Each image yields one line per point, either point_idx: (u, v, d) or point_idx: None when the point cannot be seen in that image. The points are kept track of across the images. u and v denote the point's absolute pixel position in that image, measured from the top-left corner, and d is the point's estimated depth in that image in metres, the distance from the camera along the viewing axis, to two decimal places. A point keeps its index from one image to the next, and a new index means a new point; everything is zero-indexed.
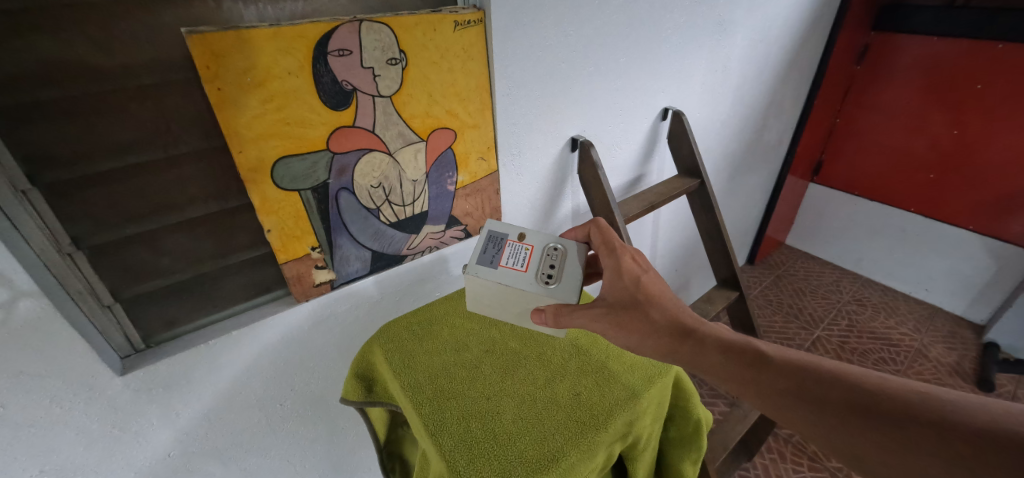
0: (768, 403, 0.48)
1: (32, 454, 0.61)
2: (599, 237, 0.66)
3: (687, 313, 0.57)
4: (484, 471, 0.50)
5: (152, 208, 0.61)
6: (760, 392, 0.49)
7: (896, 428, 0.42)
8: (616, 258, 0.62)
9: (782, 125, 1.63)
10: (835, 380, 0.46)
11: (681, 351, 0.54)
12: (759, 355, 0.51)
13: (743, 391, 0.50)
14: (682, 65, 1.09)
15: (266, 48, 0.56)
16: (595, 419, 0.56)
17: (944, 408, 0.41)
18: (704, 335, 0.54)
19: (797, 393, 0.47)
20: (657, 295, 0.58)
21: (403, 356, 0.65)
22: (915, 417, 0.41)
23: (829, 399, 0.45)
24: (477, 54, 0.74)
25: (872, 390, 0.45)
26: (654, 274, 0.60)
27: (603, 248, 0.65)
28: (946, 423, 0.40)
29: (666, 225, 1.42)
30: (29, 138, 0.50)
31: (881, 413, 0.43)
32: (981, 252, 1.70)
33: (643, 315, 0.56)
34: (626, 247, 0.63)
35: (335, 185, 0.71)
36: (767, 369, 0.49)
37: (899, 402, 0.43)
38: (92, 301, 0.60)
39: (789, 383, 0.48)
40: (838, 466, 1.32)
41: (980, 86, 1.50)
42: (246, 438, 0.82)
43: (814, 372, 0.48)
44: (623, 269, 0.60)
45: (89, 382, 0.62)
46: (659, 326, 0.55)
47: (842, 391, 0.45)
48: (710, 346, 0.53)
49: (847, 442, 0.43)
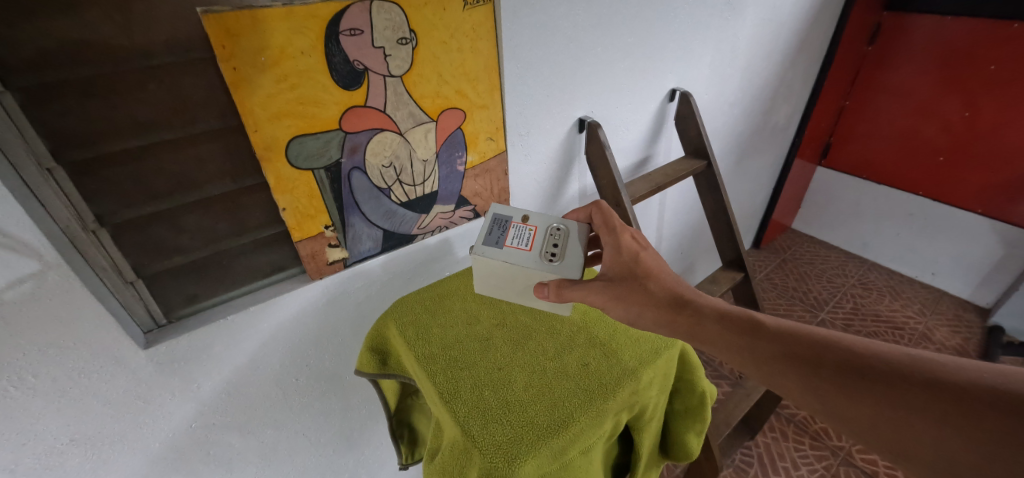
0: (763, 368, 0.50)
1: (62, 424, 0.64)
2: (599, 217, 0.68)
3: (684, 287, 0.59)
4: (496, 434, 0.52)
5: (172, 186, 0.62)
6: (755, 359, 0.51)
7: (884, 388, 0.43)
8: (616, 237, 0.64)
9: (791, 106, 1.61)
10: (826, 346, 0.49)
11: (679, 322, 0.56)
12: (753, 324, 0.53)
13: (738, 360, 0.53)
14: (690, 44, 1.09)
15: (280, 27, 0.57)
16: (603, 387, 0.58)
17: (930, 369, 0.43)
18: (701, 305, 0.56)
19: (791, 358, 0.49)
20: (654, 270, 0.60)
21: (415, 328, 0.68)
22: (903, 377, 0.43)
23: (819, 362, 0.48)
24: (486, 34, 0.75)
25: (861, 353, 0.47)
26: (652, 252, 0.63)
27: (603, 228, 0.66)
28: (932, 380, 0.42)
29: (672, 207, 1.42)
30: (52, 117, 0.52)
31: (870, 374, 0.45)
32: (990, 236, 1.69)
33: (643, 288, 0.58)
34: (626, 227, 0.65)
35: (347, 165, 0.72)
36: (761, 336, 0.52)
37: (887, 365, 0.45)
38: (116, 277, 0.62)
39: (782, 349, 0.50)
40: (839, 445, 1.34)
41: (993, 67, 1.48)
42: (264, 411, 0.85)
43: (806, 340, 0.50)
44: (622, 248, 0.62)
45: (116, 354, 0.64)
46: (658, 298, 0.57)
47: (833, 356, 0.47)
48: (706, 317, 0.55)
49: (840, 404, 0.45)
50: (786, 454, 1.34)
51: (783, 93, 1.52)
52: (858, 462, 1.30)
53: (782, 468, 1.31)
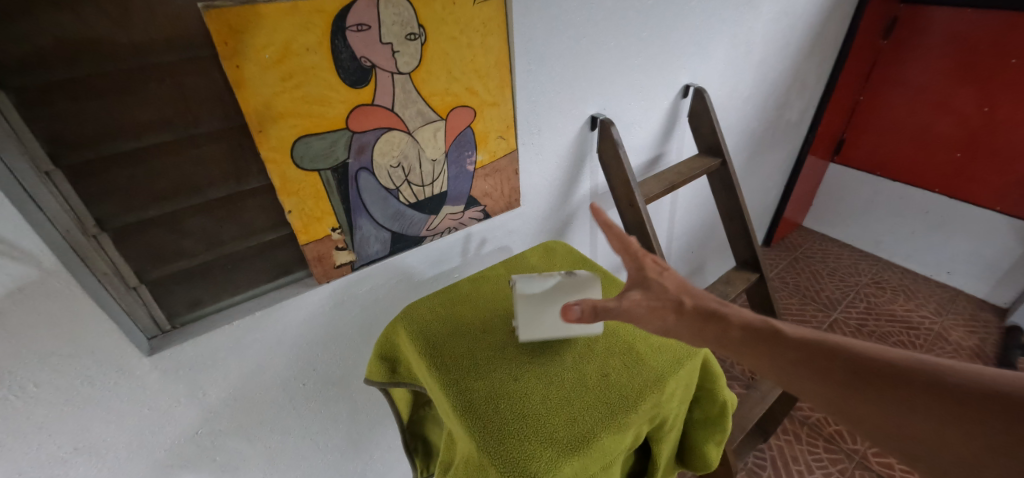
0: (782, 375, 0.49)
1: (66, 432, 0.62)
2: (615, 242, 0.61)
3: (705, 295, 0.57)
4: (514, 452, 0.50)
5: (175, 189, 0.60)
6: (780, 368, 0.49)
7: (906, 394, 0.42)
8: (639, 263, 0.59)
9: (805, 101, 1.57)
10: (847, 351, 0.47)
11: (705, 332, 0.53)
12: (777, 333, 0.51)
13: (756, 366, 0.51)
14: (705, 38, 1.05)
15: (283, 23, 0.55)
16: (623, 400, 0.56)
17: (954, 375, 0.42)
18: (721, 311, 0.54)
19: (810, 364, 0.48)
20: (684, 290, 0.57)
21: (425, 337, 0.65)
22: (924, 382, 0.42)
23: (840, 368, 0.46)
24: (497, 29, 0.72)
25: (881, 360, 0.45)
26: (672, 273, 0.60)
27: (623, 253, 0.61)
28: (955, 387, 0.41)
29: (684, 206, 1.40)
30: (50, 118, 0.50)
31: (896, 382, 0.43)
32: (1010, 234, 1.64)
33: (669, 300, 0.56)
34: (647, 253, 0.60)
35: (354, 165, 0.70)
36: (779, 344, 0.50)
37: (908, 370, 0.43)
38: (119, 283, 0.61)
39: (801, 356, 0.49)
40: (854, 448, 1.32)
41: (1013, 60, 1.43)
42: (270, 417, 0.83)
43: (826, 345, 0.49)
44: (647, 272, 0.58)
45: (119, 362, 0.63)
46: (683, 307, 0.55)
47: (859, 364, 0.46)
48: (731, 324, 0.53)
49: (867, 413, 0.44)
50: (800, 457, 1.32)
51: (797, 88, 1.48)
52: (873, 466, 1.27)
53: (796, 471, 1.28)
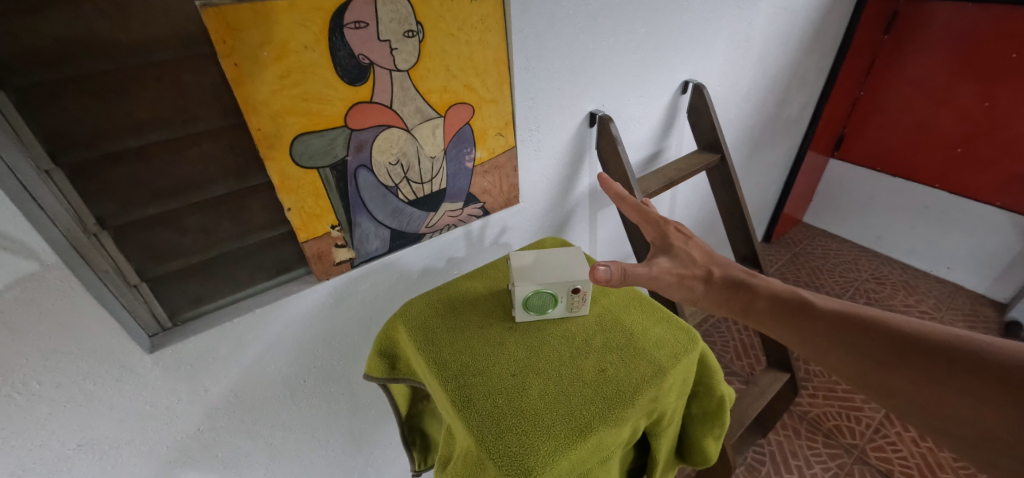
0: (810, 345, 0.54)
1: (68, 428, 0.63)
2: (634, 213, 0.67)
3: (736, 267, 0.62)
4: (512, 446, 0.50)
5: (174, 188, 0.60)
6: (803, 337, 0.54)
7: (928, 365, 0.46)
8: (662, 229, 0.64)
9: (805, 96, 1.56)
10: (875, 326, 0.51)
11: (732, 301, 0.59)
12: (804, 305, 0.57)
13: (783, 336, 0.56)
14: (704, 33, 1.05)
15: (282, 20, 0.55)
16: (620, 395, 0.56)
17: (977, 349, 0.45)
18: (755, 285, 0.59)
19: (838, 336, 0.52)
20: (707, 259, 0.62)
21: (427, 333, 0.65)
22: (947, 356, 0.46)
23: (867, 340, 0.51)
24: (495, 25, 0.72)
25: (908, 334, 0.49)
26: (697, 241, 0.64)
27: (647, 223, 0.66)
28: (977, 361, 0.44)
29: (684, 201, 1.40)
30: (49, 117, 0.50)
31: (915, 352, 0.48)
32: (1010, 229, 1.64)
33: (699, 270, 0.61)
34: (667, 220, 0.66)
35: (353, 163, 0.70)
36: (809, 316, 0.55)
37: (932, 344, 0.47)
38: (119, 281, 0.61)
39: (829, 328, 0.53)
40: (853, 443, 1.32)
41: (1015, 55, 1.43)
42: (271, 413, 0.83)
43: (856, 319, 0.53)
44: (669, 236, 0.63)
45: (121, 359, 0.63)
46: (715, 280, 0.60)
47: (880, 334, 0.50)
48: (759, 295, 0.58)
49: (886, 382, 0.48)
50: (799, 452, 1.32)
51: (796, 85, 1.48)
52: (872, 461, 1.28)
53: (795, 466, 1.29)
